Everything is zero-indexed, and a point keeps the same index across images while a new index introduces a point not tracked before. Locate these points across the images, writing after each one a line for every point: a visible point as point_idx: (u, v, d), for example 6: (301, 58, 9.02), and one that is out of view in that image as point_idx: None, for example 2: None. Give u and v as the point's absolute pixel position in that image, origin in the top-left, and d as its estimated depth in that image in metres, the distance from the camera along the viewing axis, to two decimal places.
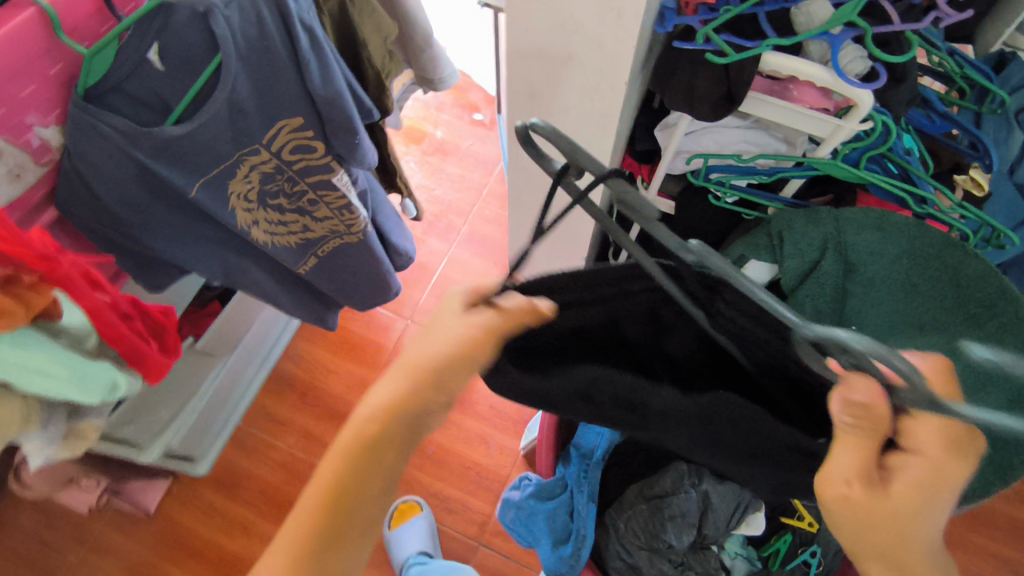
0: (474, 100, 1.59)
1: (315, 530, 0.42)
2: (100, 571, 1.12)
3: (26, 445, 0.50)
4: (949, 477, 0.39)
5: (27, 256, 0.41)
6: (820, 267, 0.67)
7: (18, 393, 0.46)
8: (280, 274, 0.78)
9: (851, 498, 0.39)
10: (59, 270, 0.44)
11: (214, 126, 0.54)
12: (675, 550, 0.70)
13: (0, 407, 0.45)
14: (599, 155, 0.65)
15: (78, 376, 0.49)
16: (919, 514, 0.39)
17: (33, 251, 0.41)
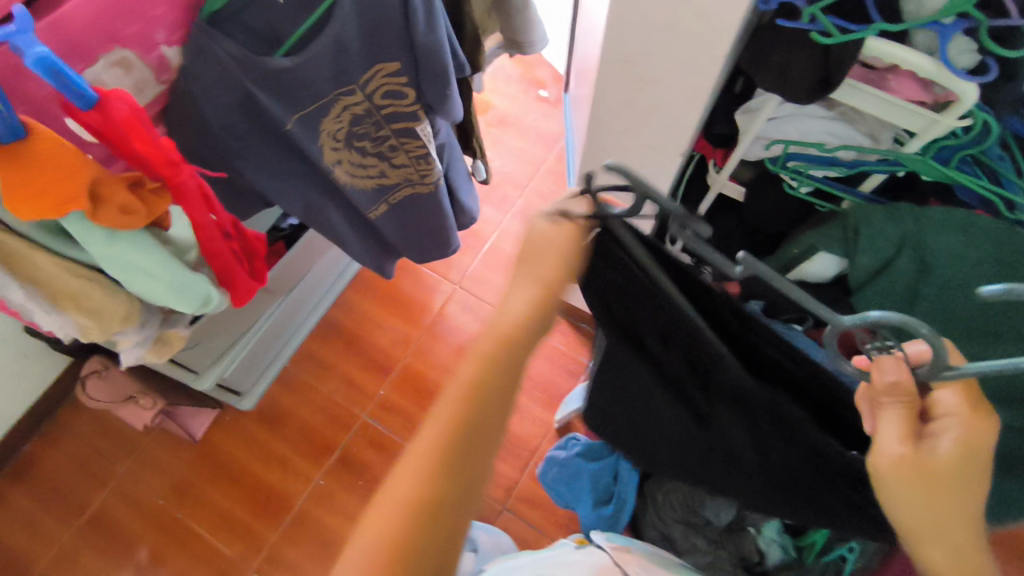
0: (541, 76, 1.59)
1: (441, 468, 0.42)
2: (146, 484, 1.18)
3: (121, 339, 0.55)
4: (980, 436, 0.43)
5: (153, 160, 0.45)
6: (894, 265, 0.67)
7: (124, 292, 0.51)
8: (353, 217, 0.80)
9: (903, 459, 0.42)
10: (178, 180, 0.48)
11: (319, 63, 0.56)
12: (711, 528, 0.73)
13: (108, 303, 0.50)
14: (682, 129, 0.65)
15: (178, 285, 0.51)
16: (959, 477, 0.43)
17: (161, 155, 0.45)
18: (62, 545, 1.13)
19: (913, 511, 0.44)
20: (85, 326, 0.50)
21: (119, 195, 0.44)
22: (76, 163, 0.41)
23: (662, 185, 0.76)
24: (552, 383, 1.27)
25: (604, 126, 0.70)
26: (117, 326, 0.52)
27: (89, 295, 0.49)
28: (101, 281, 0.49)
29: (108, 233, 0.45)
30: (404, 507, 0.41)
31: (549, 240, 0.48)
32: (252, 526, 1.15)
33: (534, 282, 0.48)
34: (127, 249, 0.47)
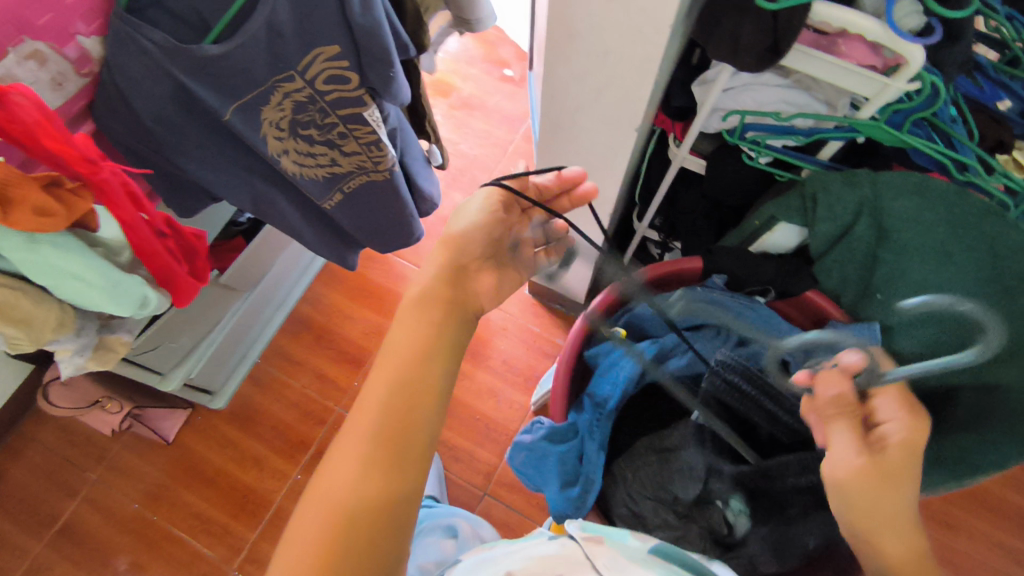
0: (504, 56, 1.57)
1: (371, 444, 0.49)
2: (118, 490, 1.16)
3: (57, 349, 0.53)
4: (919, 435, 0.51)
5: (69, 158, 0.43)
6: (852, 232, 0.68)
7: (54, 297, 0.49)
8: (307, 208, 0.78)
9: (858, 463, 0.49)
10: (100, 177, 0.46)
11: (253, 48, 0.53)
12: (680, 503, 0.69)
13: (40, 309, 0.48)
14: (635, 104, 0.64)
15: (113, 287, 0.50)
16: (910, 471, 0.49)
17: (77, 152, 0.44)
18: (35, 556, 1.11)
19: (867, 516, 0.48)
20: (13, 338, 0.47)
21: (33, 197, 0.42)
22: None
23: (621, 161, 0.75)
24: (528, 366, 1.27)
25: (558, 103, 0.69)
26: (50, 336, 0.50)
27: (17, 305, 0.46)
28: (27, 287, 0.47)
29: (27, 236, 0.43)
30: (328, 510, 0.46)
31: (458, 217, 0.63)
32: (230, 526, 1.14)
33: (447, 251, 0.61)
34: (51, 254, 0.45)
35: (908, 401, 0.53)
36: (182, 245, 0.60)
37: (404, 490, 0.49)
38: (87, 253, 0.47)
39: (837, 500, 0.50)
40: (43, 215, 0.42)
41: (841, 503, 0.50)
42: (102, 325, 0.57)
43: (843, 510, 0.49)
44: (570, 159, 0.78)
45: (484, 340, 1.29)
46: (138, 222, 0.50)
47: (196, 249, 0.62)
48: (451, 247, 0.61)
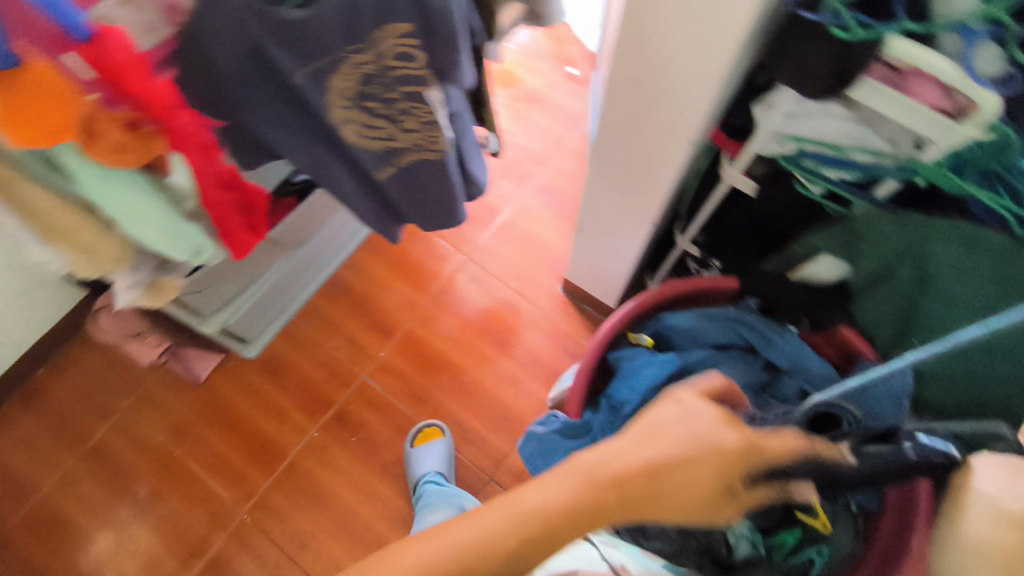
0: (573, 54, 1.57)
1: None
2: (147, 421, 1.22)
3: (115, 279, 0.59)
4: None
5: (152, 102, 0.46)
6: (896, 274, 0.66)
7: (118, 236, 0.55)
8: (362, 177, 0.81)
9: None
10: (176, 123, 0.48)
11: (331, 18, 0.56)
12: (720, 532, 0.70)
13: (105, 244, 0.54)
14: (693, 116, 0.64)
15: (171, 233, 0.55)
16: None
17: (158, 100, 0.46)
18: (64, 471, 1.18)
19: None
20: (77, 263, 0.54)
21: (114, 135, 0.45)
22: (65, 96, 0.41)
23: (671, 171, 0.75)
24: (552, 361, 1.28)
25: (616, 105, 0.70)
26: (107, 267, 0.56)
27: (84, 234, 0.52)
28: (90, 220, 0.52)
29: (100, 174, 0.47)
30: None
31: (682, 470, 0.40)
32: (247, 472, 1.19)
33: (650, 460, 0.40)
34: (114, 192, 0.49)
35: None
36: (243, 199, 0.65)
37: None
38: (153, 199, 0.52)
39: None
40: (115, 151, 0.46)
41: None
42: (159, 266, 0.64)
43: None
44: (621, 162, 0.79)
45: (514, 329, 1.30)
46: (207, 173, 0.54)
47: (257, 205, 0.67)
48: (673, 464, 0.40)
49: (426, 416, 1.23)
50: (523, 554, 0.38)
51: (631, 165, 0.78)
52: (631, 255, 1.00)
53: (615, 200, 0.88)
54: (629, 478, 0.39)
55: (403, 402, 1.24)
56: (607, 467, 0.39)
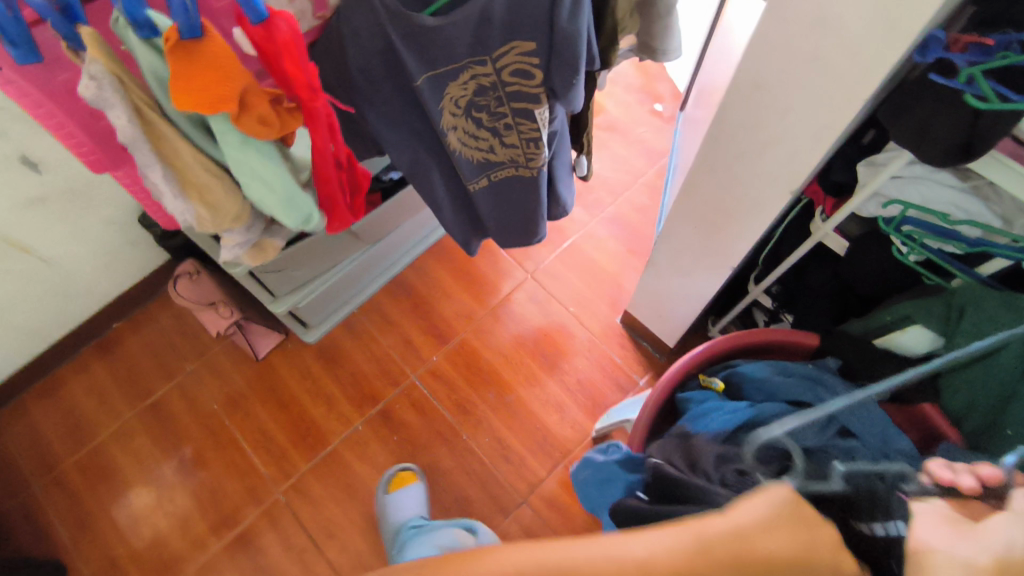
0: (661, 91, 1.58)
1: None
2: (205, 387, 1.27)
3: (226, 237, 0.64)
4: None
5: (297, 84, 0.50)
6: (997, 356, 0.64)
7: (239, 196, 0.59)
8: (453, 184, 0.83)
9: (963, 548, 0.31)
10: (313, 107, 0.52)
11: (462, 28, 0.58)
12: None
13: (228, 202, 0.59)
14: (801, 166, 0.63)
15: (287, 200, 0.58)
16: None
17: (304, 81, 0.50)
18: (122, 422, 1.23)
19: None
20: (200, 216, 0.58)
21: (260, 108, 0.50)
22: (227, 68, 0.46)
23: (763, 219, 0.74)
24: (599, 393, 1.26)
25: (720, 147, 0.70)
26: (228, 224, 0.61)
27: (212, 189, 0.57)
28: (208, 173, 0.55)
29: (240, 140, 0.51)
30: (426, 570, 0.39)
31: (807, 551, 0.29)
32: (288, 453, 1.21)
33: None
34: (250, 157, 0.53)
35: None
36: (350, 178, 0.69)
37: None
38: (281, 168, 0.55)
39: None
40: (259, 122, 0.50)
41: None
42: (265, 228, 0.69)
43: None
44: (712, 202, 0.79)
45: (566, 354, 1.30)
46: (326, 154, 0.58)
47: (360, 186, 0.70)
48: None
49: (468, 426, 1.23)
50: None
51: (723, 206, 0.78)
52: (702, 298, 0.99)
53: (698, 239, 0.87)
54: None
55: (447, 409, 1.25)
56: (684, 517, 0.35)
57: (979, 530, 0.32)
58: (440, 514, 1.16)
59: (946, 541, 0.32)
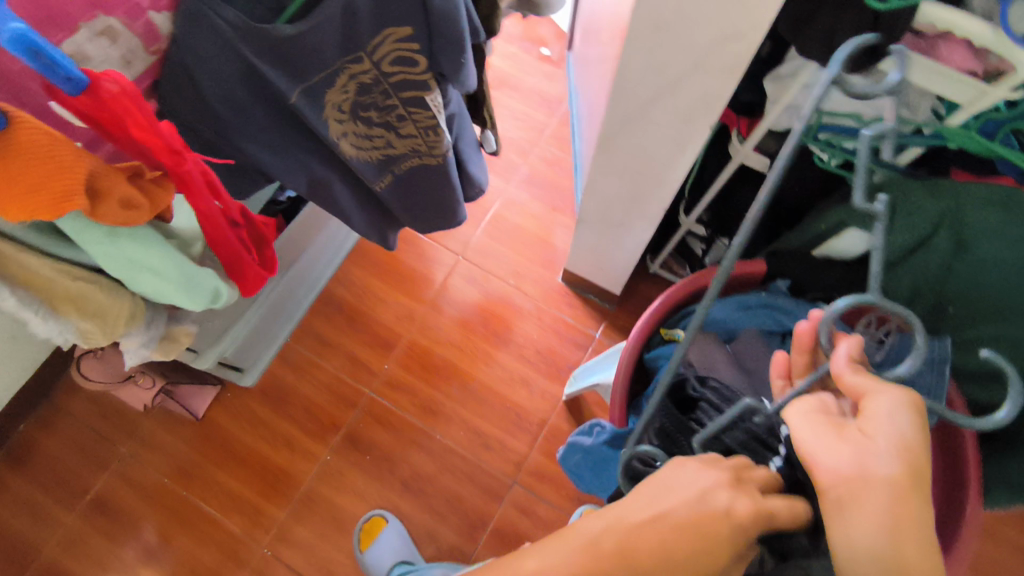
0: (544, 35, 1.52)
1: None
2: (148, 464, 1.17)
3: (126, 341, 0.59)
4: (916, 462, 0.36)
5: (155, 148, 0.45)
6: (931, 242, 0.67)
7: (127, 293, 0.55)
8: (358, 191, 0.77)
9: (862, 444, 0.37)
10: (183, 169, 0.48)
11: (327, 29, 0.51)
12: None
13: (116, 304, 0.54)
14: (717, 99, 0.61)
15: (185, 285, 0.55)
16: (891, 493, 0.34)
17: (163, 142, 0.45)
18: (67, 528, 1.12)
19: (922, 456, 0.36)
20: (86, 329, 0.54)
21: (119, 190, 0.45)
22: (69, 161, 0.41)
23: (687, 158, 0.72)
24: (559, 356, 1.25)
25: (629, 97, 0.67)
26: (123, 328, 0.57)
27: (90, 297, 0.52)
28: (93, 284, 0.51)
29: (112, 237, 0.48)
30: None
31: (703, 551, 0.35)
32: (262, 505, 1.14)
33: (640, 534, 0.36)
34: (134, 250, 0.49)
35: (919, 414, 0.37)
36: (252, 233, 0.64)
37: None
38: (174, 255, 0.52)
39: (914, 420, 0.37)
40: (129, 207, 0.46)
41: (914, 419, 0.37)
42: (169, 317, 0.65)
43: (849, 471, 0.36)
44: (631, 151, 0.76)
45: (517, 327, 1.27)
46: (213, 214, 0.53)
47: (266, 236, 0.67)
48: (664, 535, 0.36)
49: (439, 424, 1.20)
50: None
51: (643, 153, 0.75)
52: (639, 244, 0.97)
53: (623, 190, 0.85)
54: (632, 545, 0.36)
55: (413, 414, 1.21)
56: (606, 535, 0.37)
57: (862, 425, 0.37)
58: (434, 519, 1.14)
59: (837, 444, 0.37)
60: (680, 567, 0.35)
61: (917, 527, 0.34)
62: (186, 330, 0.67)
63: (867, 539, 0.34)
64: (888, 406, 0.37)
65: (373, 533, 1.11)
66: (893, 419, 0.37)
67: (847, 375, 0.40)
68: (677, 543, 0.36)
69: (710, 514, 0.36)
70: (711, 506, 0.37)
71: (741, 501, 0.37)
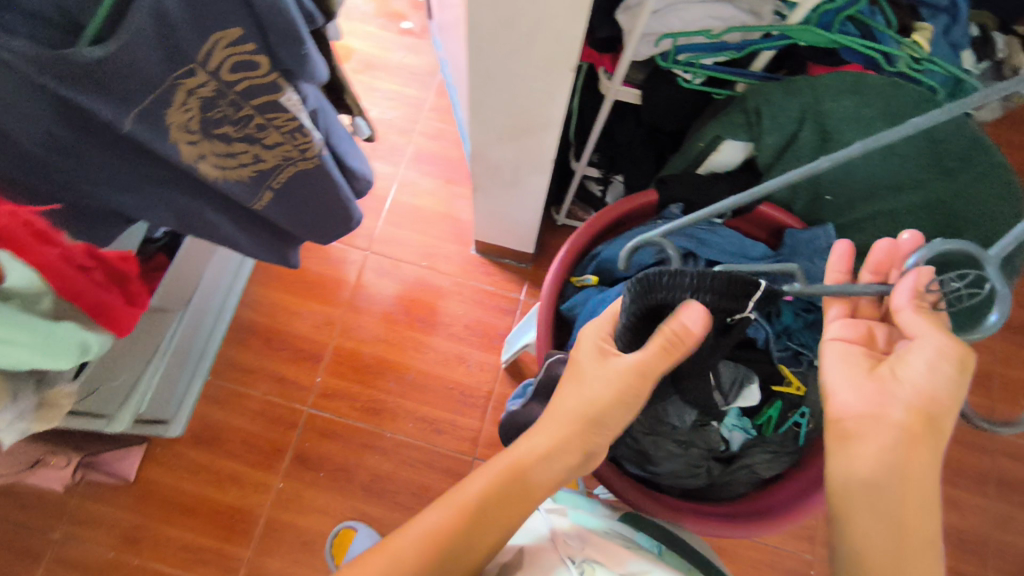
0: (399, 8, 1.47)
1: (458, 525, 0.52)
2: (88, 542, 1.09)
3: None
4: (935, 406, 0.48)
5: None
6: (798, 139, 0.70)
7: None
8: (235, 213, 0.72)
9: (888, 387, 0.50)
10: None
11: (142, 45, 0.46)
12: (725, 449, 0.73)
13: None
14: (573, 41, 0.61)
15: (46, 343, 0.52)
16: (902, 438, 0.48)
17: None
18: None
19: (940, 404, 0.48)
20: None
21: None
22: None
23: (562, 104, 0.72)
24: (489, 325, 1.25)
25: (488, 54, 0.65)
26: None
27: None
28: None
29: None
30: (421, 538, 0.51)
31: (570, 387, 0.59)
32: (222, 549, 1.10)
33: (561, 396, 0.60)
34: None
35: (964, 365, 0.47)
36: (112, 272, 0.61)
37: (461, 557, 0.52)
38: (15, 318, 0.49)
39: (950, 372, 0.47)
40: None
41: (950, 373, 0.47)
42: (39, 383, 0.60)
43: (875, 406, 0.50)
44: (507, 110, 0.75)
45: (442, 308, 1.26)
46: (56, 262, 0.52)
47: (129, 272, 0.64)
48: (568, 384, 0.60)
49: (387, 422, 1.18)
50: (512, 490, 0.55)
51: (518, 109, 0.75)
52: (538, 200, 0.98)
53: (508, 150, 0.85)
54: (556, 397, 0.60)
55: (357, 419, 1.18)
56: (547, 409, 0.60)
57: (900, 371, 0.49)
58: (404, 514, 1.13)
59: (871, 379, 0.51)
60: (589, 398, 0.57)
61: (920, 461, 0.48)
62: (62, 391, 0.63)
63: (870, 465, 0.48)
64: (930, 355, 0.48)
65: (346, 544, 1.09)
66: (932, 370, 0.48)
67: (905, 313, 0.48)
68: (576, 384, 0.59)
69: (571, 375, 0.61)
70: (586, 355, 0.60)
71: (581, 345, 0.61)
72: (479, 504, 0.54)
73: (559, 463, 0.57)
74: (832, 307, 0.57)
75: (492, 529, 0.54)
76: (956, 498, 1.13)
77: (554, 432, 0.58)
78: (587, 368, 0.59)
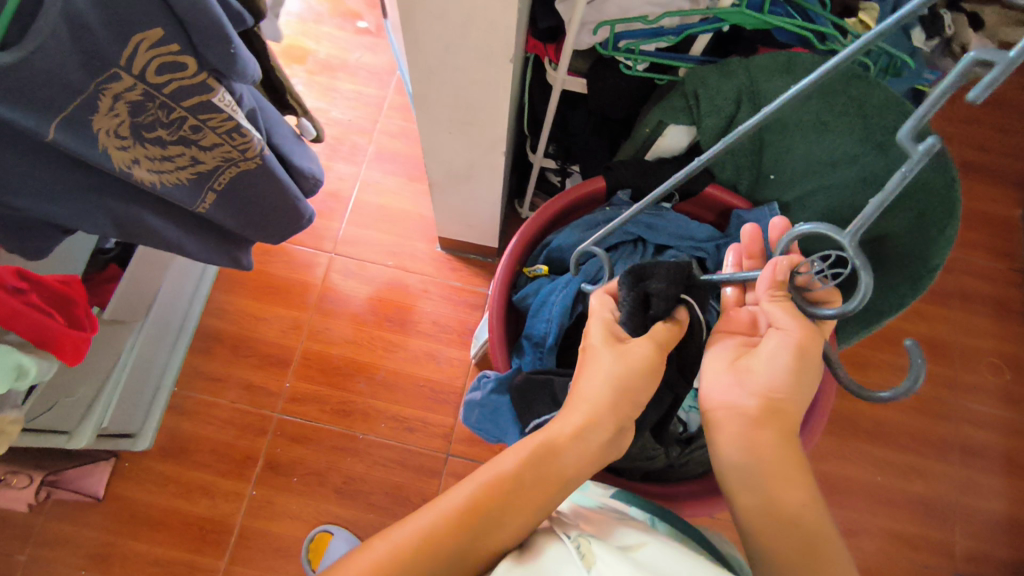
0: (354, 8, 1.46)
1: (473, 507, 0.46)
2: (56, 563, 1.07)
3: None
4: (783, 391, 0.49)
5: None
6: (736, 121, 0.71)
7: None
8: (178, 217, 0.71)
9: (743, 373, 0.51)
10: None
11: (54, 50, 0.45)
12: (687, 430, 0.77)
13: None
14: (506, 30, 0.61)
15: None
16: (758, 422, 0.49)
17: None
18: None
19: (785, 392, 0.49)
20: None
21: None
22: None
23: (504, 96, 0.72)
24: (459, 321, 1.25)
25: (424, 48, 0.65)
26: None
27: None
28: None
29: None
30: (432, 518, 0.45)
31: (589, 368, 0.54)
32: (195, 561, 1.09)
33: (582, 376, 0.55)
34: None
35: (805, 352, 0.48)
36: (51, 296, 0.67)
37: (480, 546, 0.45)
38: None
39: (791, 360, 0.48)
40: None
41: (790, 362, 0.48)
42: None
43: (731, 395, 0.50)
44: (451, 104, 0.75)
45: (410, 307, 1.25)
46: None
47: (71, 296, 0.69)
48: (586, 365, 0.55)
49: (359, 423, 1.18)
50: (537, 472, 0.48)
51: (463, 102, 0.74)
52: (495, 194, 0.98)
53: (459, 145, 0.84)
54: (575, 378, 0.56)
55: (328, 421, 1.17)
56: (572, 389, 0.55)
57: (753, 362, 0.50)
58: (380, 515, 1.13)
59: (730, 371, 0.52)
60: (612, 375, 0.52)
61: (770, 445, 0.48)
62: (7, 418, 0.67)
63: (732, 454, 0.49)
64: (777, 345, 0.49)
65: (322, 548, 1.08)
66: (772, 361, 0.49)
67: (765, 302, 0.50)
68: (593, 363, 0.54)
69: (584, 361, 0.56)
70: (600, 333, 0.56)
71: (589, 330, 0.58)
72: (501, 487, 0.47)
73: (588, 444, 0.50)
74: (728, 289, 0.58)
75: (534, 506, 0.47)
76: (923, 468, 1.15)
77: (574, 408, 0.52)
78: (600, 347, 0.55)
